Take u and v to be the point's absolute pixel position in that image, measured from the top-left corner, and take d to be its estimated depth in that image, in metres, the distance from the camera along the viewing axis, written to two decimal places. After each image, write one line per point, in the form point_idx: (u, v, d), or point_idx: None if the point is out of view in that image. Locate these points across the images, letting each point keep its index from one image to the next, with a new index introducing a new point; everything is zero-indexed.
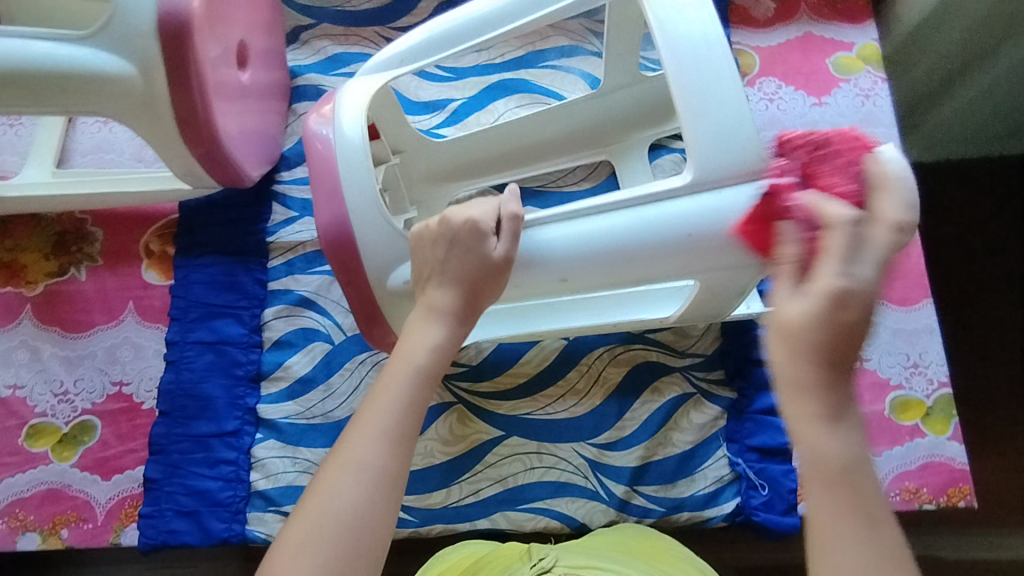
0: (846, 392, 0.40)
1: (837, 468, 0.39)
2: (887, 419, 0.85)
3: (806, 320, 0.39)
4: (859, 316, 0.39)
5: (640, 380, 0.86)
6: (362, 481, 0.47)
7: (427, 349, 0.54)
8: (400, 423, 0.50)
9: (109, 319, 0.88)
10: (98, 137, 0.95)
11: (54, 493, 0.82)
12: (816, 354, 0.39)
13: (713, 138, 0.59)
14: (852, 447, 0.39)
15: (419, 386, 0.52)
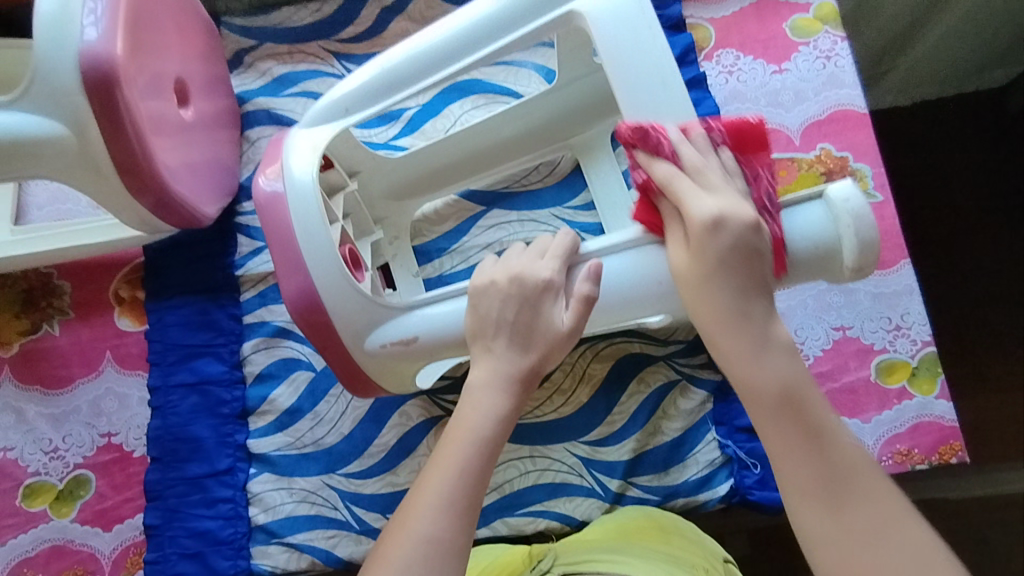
0: (757, 312, 0.51)
1: (774, 395, 0.50)
2: (874, 383, 0.85)
3: (695, 259, 0.51)
4: (732, 237, 0.50)
5: (625, 373, 0.86)
6: (429, 554, 0.48)
7: (493, 419, 0.54)
8: (461, 494, 0.51)
9: (89, 371, 0.87)
10: (52, 188, 0.93)
11: (58, 549, 0.82)
12: (722, 330, 0.51)
13: None
14: (781, 365, 0.50)
15: (483, 456, 0.53)
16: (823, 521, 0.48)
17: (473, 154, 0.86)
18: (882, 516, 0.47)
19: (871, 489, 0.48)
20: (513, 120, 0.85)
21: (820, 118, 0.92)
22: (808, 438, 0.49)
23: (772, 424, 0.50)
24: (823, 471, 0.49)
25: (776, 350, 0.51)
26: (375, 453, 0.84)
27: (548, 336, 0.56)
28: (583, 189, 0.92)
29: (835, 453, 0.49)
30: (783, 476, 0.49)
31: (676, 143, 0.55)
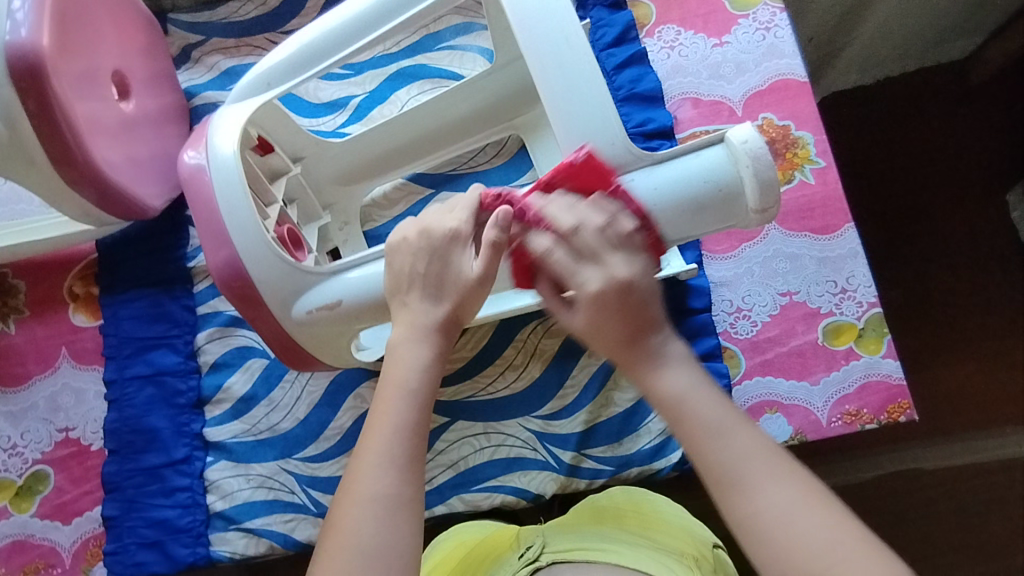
0: (650, 344, 0.53)
1: (670, 405, 0.51)
2: (821, 346, 0.85)
3: (590, 314, 0.53)
4: (620, 295, 0.52)
5: (576, 346, 0.86)
6: (379, 510, 0.49)
7: (420, 369, 0.54)
8: (404, 446, 0.52)
9: (46, 367, 0.88)
10: (5, 189, 0.94)
11: (20, 544, 0.83)
12: (610, 337, 0.53)
13: (576, 121, 0.57)
14: (686, 380, 0.52)
15: (415, 405, 0.53)
16: (748, 511, 0.47)
17: (416, 138, 0.87)
18: (808, 509, 0.46)
19: (795, 480, 0.48)
20: (452, 104, 0.86)
21: (760, 88, 0.93)
22: (721, 430, 0.50)
23: (682, 431, 0.51)
24: (740, 467, 0.48)
25: (677, 363, 0.53)
26: (331, 436, 0.85)
27: (458, 283, 0.56)
28: (530, 168, 0.93)
29: (751, 446, 0.49)
30: (696, 455, 0.50)
31: (542, 208, 0.56)
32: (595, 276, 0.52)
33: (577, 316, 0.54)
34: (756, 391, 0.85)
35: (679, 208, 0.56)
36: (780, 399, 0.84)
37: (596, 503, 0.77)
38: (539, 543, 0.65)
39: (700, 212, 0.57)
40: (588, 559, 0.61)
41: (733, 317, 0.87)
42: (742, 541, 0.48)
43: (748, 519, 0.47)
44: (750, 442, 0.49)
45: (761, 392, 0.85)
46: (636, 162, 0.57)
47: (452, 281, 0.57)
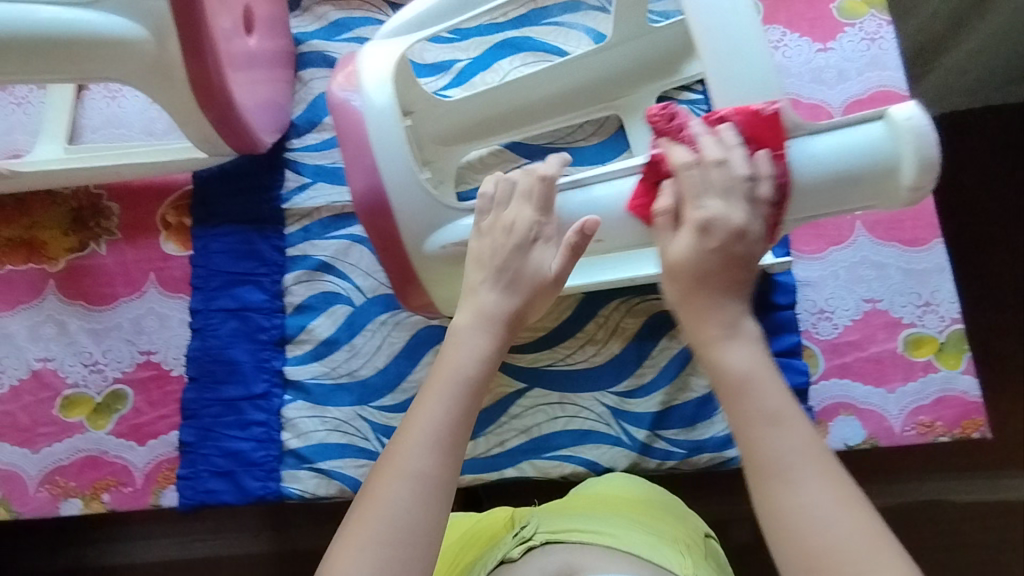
0: (728, 314, 0.56)
1: (736, 380, 0.54)
2: (900, 355, 0.86)
3: (685, 258, 0.56)
4: (723, 243, 0.56)
5: (658, 328, 0.87)
6: (417, 487, 0.54)
7: (475, 360, 0.60)
8: (446, 433, 0.56)
9: (132, 291, 0.89)
10: (107, 112, 0.95)
11: (93, 459, 0.83)
12: (712, 287, 0.56)
13: (737, 87, 0.59)
14: (752, 359, 0.55)
15: (466, 395, 0.58)
16: (789, 495, 0.50)
17: (520, 107, 0.89)
18: (845, 511, 0.49)
19: (834, 479, 0.50)
20: (559, 77, 0.87)
21: (861, 97, 0.94)
22: (774, 419, 0.52)
23: (737, 409, 0.53)
24: (790, 453, 0.51)
25: (748, 341, 0.55)
26: (407, 389, 0.86)
27: (530, 278, 0.63)
28: (626, 148, 0.92)
29: (802, 437, 0.51)
30: (748, 439, 0.52)
31: (699, 135, 0.59)
32: (715, 208, 0.56)
33: (679, 247, 0.57)
34: (832, 393, 0.85)
35: (827, 177, 0.58)
36: (854, 402, 0.85)
37: (580, 491, 0.76)
38: (533, 522, 0.68)
39: (840, 190, 0.59)
40: (580, 541, 0.64)
41: (815, 317, 0.87)
42: (766, 521, 0.51)
43: (790, 511, 0.49)
44: (799, 437, 0.51)
45: (836, 394, 0.85)
46: (796, 130, 0.59)
47: (528, 274, 0.63)
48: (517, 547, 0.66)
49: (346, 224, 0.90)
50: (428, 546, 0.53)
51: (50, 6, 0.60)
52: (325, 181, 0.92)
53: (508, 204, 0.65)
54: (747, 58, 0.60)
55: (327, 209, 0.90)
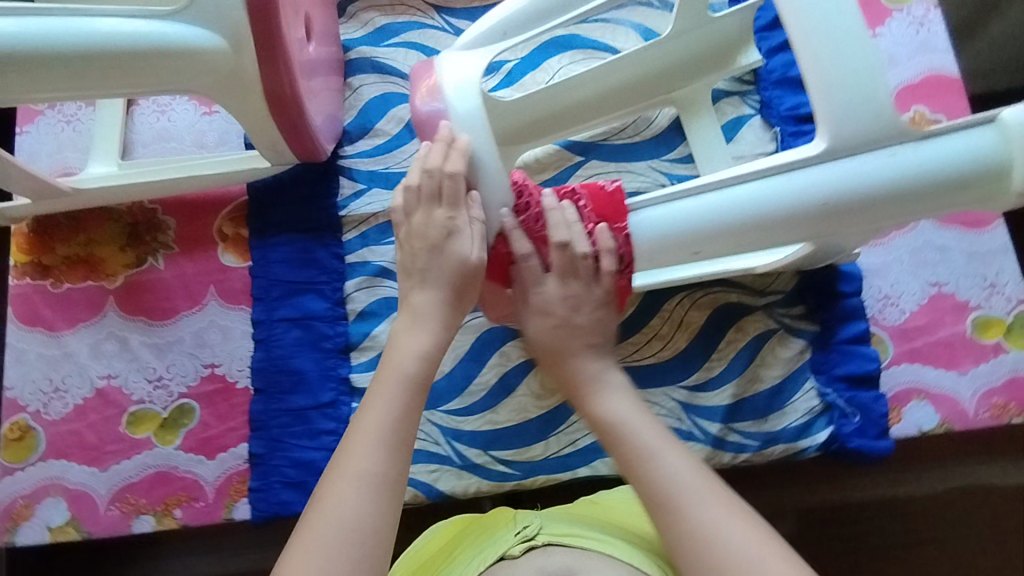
0: (590, 370, 0.68)
1: (609, 426, 0.63)
2: (969, 338, 0.85)
3: (540, 334, 0.68)
4: (564, 316, 0.68)
5: (725, 320, 0.86)
6: (365, 484, 0.55)
7: (415, 357, 0.63)
8: (392, 431, 0.58)
9: (193, 304, 0.89)
10: (157, 127, 0.95)
11: (163, 475, 0.83)
12: (566, 352, 0.68)
13: (842, 96, 0.56)
14: (627, 408, 0.64)
15: (410, 393, 0.61)
16: (676, 520, 0.55)
17: (579, 103, 0.88)
18: (736, 522, 0.54)
19: (720, 497, 0.56)
20: (618, 71, 0.86)
21: (913, 81, 0.94)
22: (652, 454, 0.60)
23: (618, 449, 0.62)
24: (674, 483, 0.57)
25: (620, 393, 0.66)
26: (476, 391, 0.85)
27: (454, 270, 0.64)
28: (680, 143, 0.94)
29: (685, 466, 0.58)
30: (637, 475, 0.59)
31: (550, 208, 0.65)
32: (552, 289, 0.67)
33: (532, 327, 0.69)
34: (903, 378, 0.85)
35: (932, 185, 0.57)
36: (927, 387, 0.84)
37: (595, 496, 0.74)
38: (537, 521, 0.65)
39: (943, 196, 0.57)
40: (584, 548, 0.61)
41: (882, 303, 0.87)
42: (674, 549, 0.55)
43: (685, 537, 0.55)
44: (673, 465, 0.58)
45: (908, 379, 0.85)
46: (900, 137, 0.56)
47: (451, 268, 0.64)
48: (518, 545, 0.63)
49: None
50: (372, 545, 0.53)
51: (107, 19, 0.58)
52: (380, 186, 0.92)
53: (436, 202, 0.64)
54: (854, 61, 0.56)
55: (384, 214, 0.90)
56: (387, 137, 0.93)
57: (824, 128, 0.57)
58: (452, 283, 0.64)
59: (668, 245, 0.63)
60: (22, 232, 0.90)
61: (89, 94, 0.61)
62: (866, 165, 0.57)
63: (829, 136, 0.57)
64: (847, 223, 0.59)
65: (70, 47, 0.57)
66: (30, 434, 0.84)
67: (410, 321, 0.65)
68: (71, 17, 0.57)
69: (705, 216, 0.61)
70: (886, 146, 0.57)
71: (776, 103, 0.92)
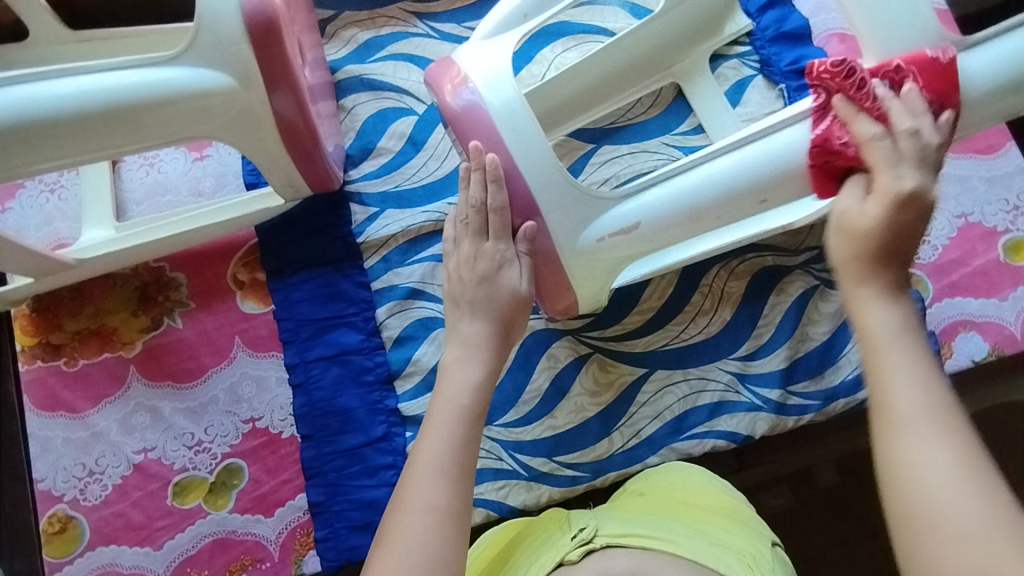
0: (883, 281, 0.49)
1: (879, 338, 0.46)
2: (1004, 263, 0.86)
3: (872, 224, 0.51)
4: (916, 216, 0.51)
5: (765, 286, 0.86)
6: (430, 520, 0.50)
7: (468, 388, 0.59)
8: (452, 463, 0.54)
9: (221, 359, 0.84)
10: (148, 181, 0.90)
11: (221, 542, 0.79)
12: (857, 252, 0.51)
13: (885, 25, 0.57)
14: (900, 328, 0.46)
15: (468, 424, 0.57)
16: (901, 442, 0.43)
17: (579, 91, 0.85)
18: (971, 484, 0.40)
19: (971, 452, 0.41)
20: (614, 54, 0.84)
21: None
22: (919, 370, 0.44)
23: (873, 360, 0.46)
24: (919, 403, 0.43)
25: (908, 315, 0.47)
26: (530, 400, 0.83)
27: (505, 300, 0.64)
28: (688, 115, 0.93)
29: (930, 398, 0.43)
30: (878, 388, 0.45)
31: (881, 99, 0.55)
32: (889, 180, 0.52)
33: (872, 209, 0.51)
34: (948, 313, 0.85)
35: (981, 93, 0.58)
36: (972, 317, 0.85)
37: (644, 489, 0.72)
38: (592, 522, 0.61)
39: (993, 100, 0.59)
40: (645, 547, 0.57)
41: None
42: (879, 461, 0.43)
43: (893, 461, 0.43)
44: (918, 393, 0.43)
45: (953, 313, 0.85)
46: (945, 51, 0.58)
47: (502, 298, 0.64)
48: (575, 549, 0.59)
49: (427, 245, 0.87)
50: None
51: (87, 76, 0.58)
52: (393, 206, 0.88)
53: (483, 237, 0.66)
54: None
55: (404, 234, 0.87)
56: (392, 155, 0.90)
57: (869, 58, 0.59)
58: (503, 313, 0.64)
59: (737, 196, 0.62)
60: (24, 314, 0.85)
61: (111, 152, 0.62)
62: (919, 84, 0.58)
63: (876, 62, 0.58)
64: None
65: (68, 110, 0.58)
66: (72, 524, 0.79)
67: (463, 347, 0.62)
68: (58, 79, 0.58)
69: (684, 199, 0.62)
70: (930, 64, 0.59)
71: (775, 60, 0.92)
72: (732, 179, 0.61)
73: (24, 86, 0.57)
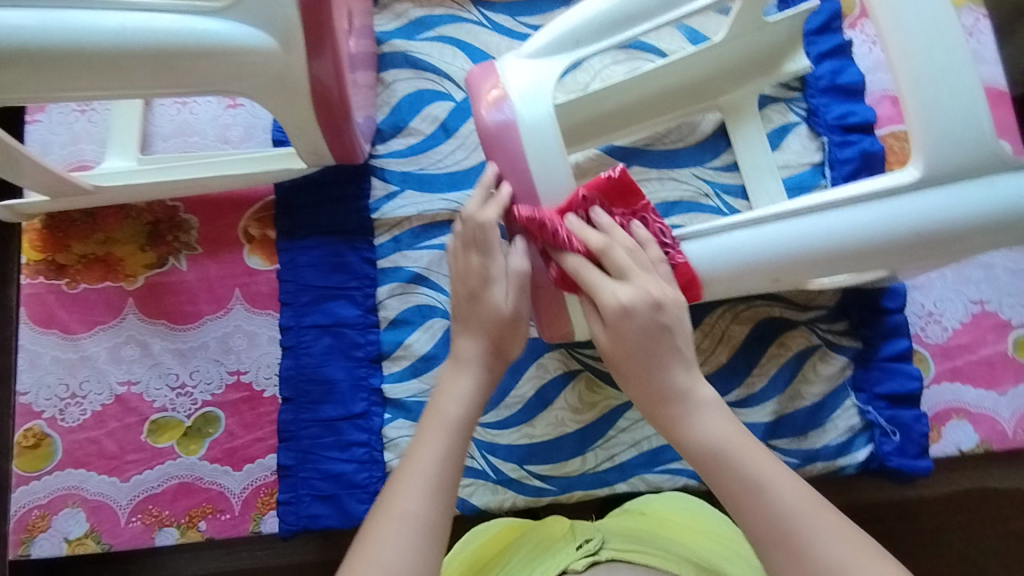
0: (678, 382, 0.55)
1: (710, 455, 0.53)
2: (1011, 357, 0.85)
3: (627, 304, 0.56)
4: (642, 320, 0.55)
5: (767, 335, 0.85)
6: (411, 529, 0.51)
7: (462, 400, 0.59)
8: (441, 476, 0.54)
9: (217, 308, 0.85)
10: (178, 119, 0.90)
11: (187, 486, 0.80)
12: (631, 347, 0.55)
13: (940, 127, 0.55)
14: (722, 428, 0.54)
15: (456, 434, 0.57)
16: (807, 548, 0.48)
17: (619, 107, 0.83)
18: (863, 561, 0.47)
19: (848, 533, 0.48)
20: (658, 78, 0.83)
21: None
22: (761, 486, 0.51)
23: (722, 485, 0.52)
24: (782, 529, 0.49)
25: (712, 413, 0.55)
26: (511, 405, 0.83)
27: (492, 321, 0.61)
28: (725, 150, 0.91)
29: (798, 493, 0.50)
30: (743, 517, 0.51)
31: (575, 229, 0.60)
32: (628, 293, 0.56)
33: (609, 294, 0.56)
34: (944, 397, 0.84)
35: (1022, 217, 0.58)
36: (967, 406, 0.84)
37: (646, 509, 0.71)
38: (598, 535, 0.58)
39: None
40: (646, 563, 0.54)
41: (925, 320, 0.86)
42: None
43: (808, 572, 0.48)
44: (788, 491, 0.50)
45: (949, 398, 0.84)
46: (998, 166, 0.57)
47: (489, 317, 0.62)
48: (580, 560, 0.55)
49: (439, 233, 0.86)
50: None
51: (134, 13, 0.58)
52: (413, 188, 0.88)
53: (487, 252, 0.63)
54: (955, 86, 0.55)
55: (419, 218, 0.87)
56: (422, 137, 0.89)
57: (917, 159, 0.57)
58: (491, 333, 0.62)
59: (755, 272, 0.62)
60: (34, 228, 0.86)
61: (141, 91, 0.62)
62: (959, 195, 0.57)
63: (923, 164, 0.57)
64: (929, 255, 0.60)
65: (106, 43, 0.57)
66: (46, 441, 0.80)
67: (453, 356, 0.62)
68: (102, 11, 0.58)
69: (711, 261, 0.61)
70: (979, 175, 0.57)
71: (823, 111, 0.90)
72: (762, 251, 0.60)
73: (67, 12, 0.57)
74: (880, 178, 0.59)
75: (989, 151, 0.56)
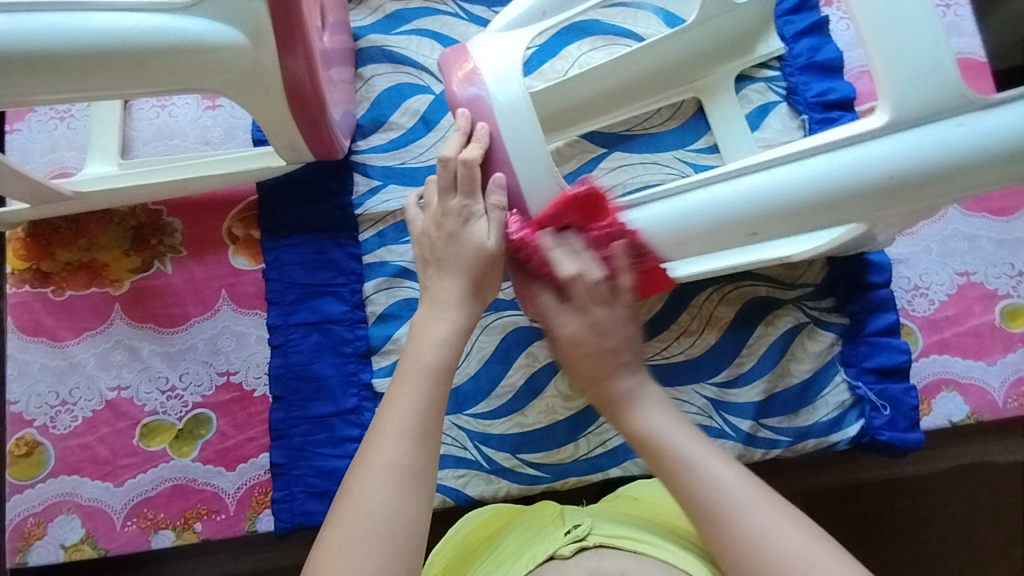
0: (625, 383, 0.62)
1: (647, 435, 0.58)
2: (999, 327, 0.85)
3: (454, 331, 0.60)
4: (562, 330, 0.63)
5: (755, 314, 0.85)
6: (389, 479, 0.51)
7: (434, 347, 0.59)
8: (416, 423, 0.54)
9: (204, 310, 0.85)
10: (157, 123, 0.90)
11: (180, 488, 0.80)
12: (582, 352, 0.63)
13: (903, 73, 0.55)
14: (664, 418, 0.59)
15: (432, 383, 0.57)
16: (741, 525, 0.50)
17: (598, 92, 0.84)
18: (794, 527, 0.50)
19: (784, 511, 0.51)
20: (636, 61, 0.83)
21: None
22: (700, 458, 0.55)
23: (662, 465, 0.56)
24: (719, 502, 0.52)
25: (655, 401, 0.61)
26: (502, 394, 0.83)
27: (469, 256, 0.64)
28: (706, 132, 0.91)
29: (733, 474, 0.54)
30: (686, 492, 0.54)
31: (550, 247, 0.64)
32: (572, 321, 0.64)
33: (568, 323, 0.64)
34: (933, 369, 0.84)
35: (1001, 159, 0.55)
36: (956, 377, 0.84)
37: (637, 494, 0.71)
38: (587, 521, 0.57)
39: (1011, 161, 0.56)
40: (635, 550, 0.54)
41: (911, 294, 0.86)
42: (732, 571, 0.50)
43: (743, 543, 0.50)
44: (717, 470, 0.54)
45: (938, 370, 0.84)
46: (968, 106, 0.55)
47: (466, 253, 0.64)
48: (568, 545, 0.54)
49: None
50: (405, 542, 0.49)
51: (103, 13, 0.58)
52: (396, 182, 0.88)
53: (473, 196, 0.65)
54: (918, 32, 0.55)
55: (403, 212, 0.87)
56: (402, 131, 0.89)
57: (885, 103, 0.56)
58: (468, 269, 0.64)
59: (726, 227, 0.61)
60: (18, 237, 0.86)
61: (113, 92, 0.62)
62: (931, 136, 0.56)
63: (891, 109, 0.56)
64: (907, 201, 0.58)
65: (75, 46, 0.57)
66: (38, 449, 0.81)
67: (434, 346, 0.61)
68: (68, 12, 0.57)
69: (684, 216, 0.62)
70: (950, 116, 0.56)
71: (802, 89, 0.90)
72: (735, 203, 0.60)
73: (33, 15, 0.57)
74: (851, 127, 0.59)
75: (956, 95, 0.55)
